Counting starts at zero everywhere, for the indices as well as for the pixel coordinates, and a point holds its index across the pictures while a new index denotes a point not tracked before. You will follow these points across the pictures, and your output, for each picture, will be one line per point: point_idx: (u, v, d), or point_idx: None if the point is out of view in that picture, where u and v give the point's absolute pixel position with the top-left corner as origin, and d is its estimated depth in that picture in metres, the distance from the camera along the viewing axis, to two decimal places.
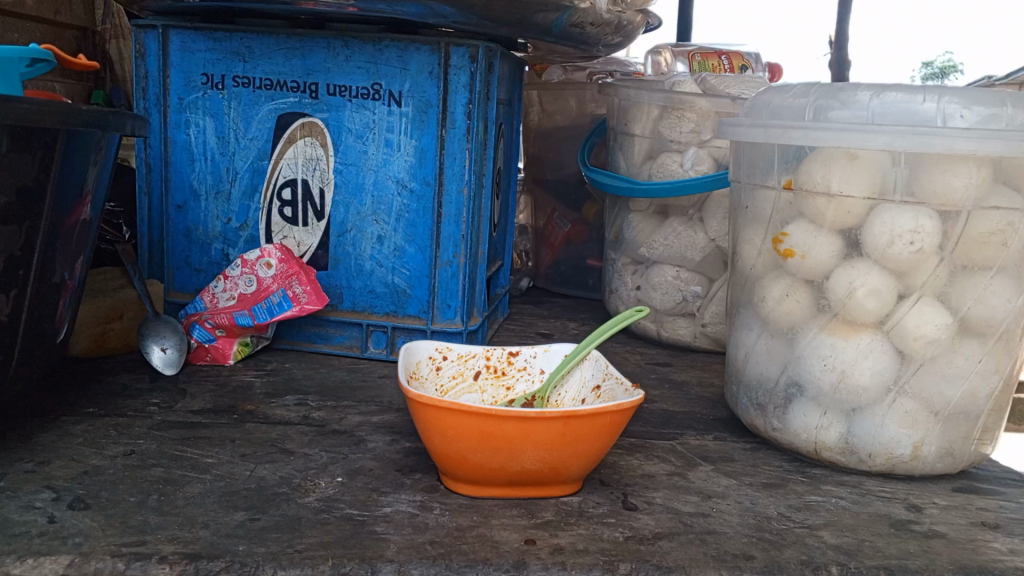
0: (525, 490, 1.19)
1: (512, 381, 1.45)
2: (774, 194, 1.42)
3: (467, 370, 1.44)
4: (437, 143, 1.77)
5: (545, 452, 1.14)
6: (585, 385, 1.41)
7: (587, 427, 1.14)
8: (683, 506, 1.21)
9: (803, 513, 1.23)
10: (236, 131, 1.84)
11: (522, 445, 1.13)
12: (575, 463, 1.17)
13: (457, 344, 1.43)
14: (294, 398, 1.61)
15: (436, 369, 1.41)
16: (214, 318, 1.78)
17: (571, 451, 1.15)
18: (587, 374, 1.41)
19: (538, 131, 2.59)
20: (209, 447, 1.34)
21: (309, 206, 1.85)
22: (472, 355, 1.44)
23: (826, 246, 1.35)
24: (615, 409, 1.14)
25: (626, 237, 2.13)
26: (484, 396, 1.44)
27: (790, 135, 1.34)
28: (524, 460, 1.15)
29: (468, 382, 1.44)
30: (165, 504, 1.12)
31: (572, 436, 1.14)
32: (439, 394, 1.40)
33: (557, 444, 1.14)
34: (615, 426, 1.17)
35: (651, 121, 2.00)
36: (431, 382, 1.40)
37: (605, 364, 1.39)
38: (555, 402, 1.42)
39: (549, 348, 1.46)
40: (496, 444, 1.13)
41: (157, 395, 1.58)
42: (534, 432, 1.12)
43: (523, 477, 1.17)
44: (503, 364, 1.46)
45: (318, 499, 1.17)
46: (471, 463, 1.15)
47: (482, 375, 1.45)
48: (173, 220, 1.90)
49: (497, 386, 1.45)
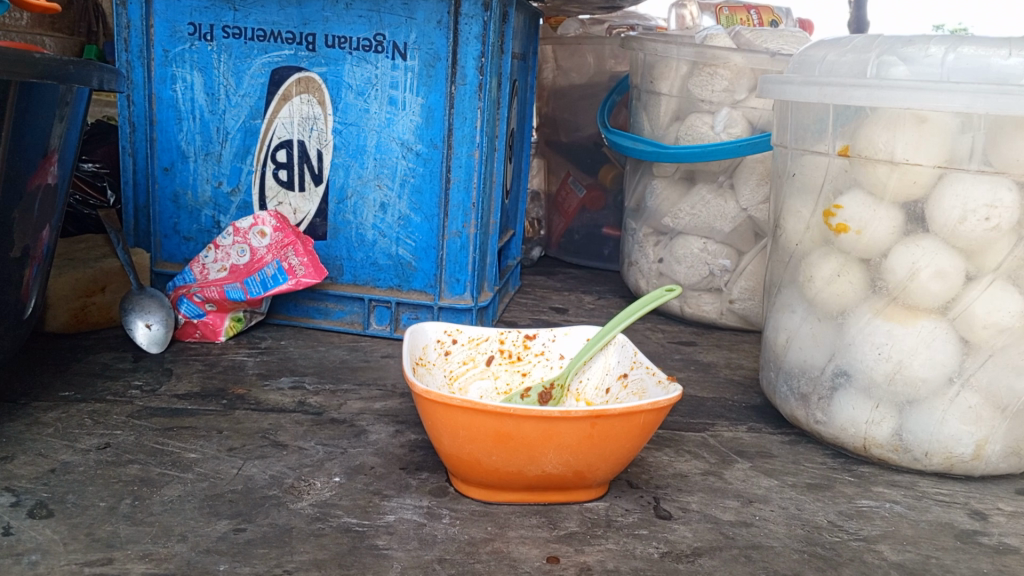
0: (544, 495, 1.06)
1: (528, 367, 1.31)
2: (826, 160, 1.26)
3: (479, 355, 1.29)
4: (445, 101, 1.61)
5: (569, 455, 1.01)
6: (610, 373, 1.26)
7: (618, 427, 1.00)
8: (723, 514, 1.08)
9: (856, 522, 1.10)
10: (227, 87, 1.67)
11: (543, 448, 1.00)
12: (603, 466, 1.04)
13: (468, 326, 1.28)
14: (290, 380, 1.48)
15: (445, 354, 1.27)
16: (203, 292, 1.64)
17: (598, 454, 1.02)
18: (612, 361, 1.27)
19: (552, 89, 2.42)
20: (194, 440, 1.21)
21: (305, 169, 1.69)
22: (484, 338, 1.30)
23: (885, 221, 1.20)
24: (650, 407, 1.00)
25: (648, 205, 1.97)
26: (497, 383, 1.30)
27: (850, 94, 1.17)
28: (545, 463, 1.01)
29: (480, 368, 1.30)
30: (139, 512, 0.99)
31: (601, 438, 1.00)
32: (448, 381, 1.27)
33: (583, 446, 1.00)
34: (650, 426, 1.03)
35: (679, 79, 1.83)
36: (439, 368, 1.26)
37: (633, 350, 1.24)
38: (576, 391, 1.28)
39: (569, 331, 1.31)
40: (514, 446, 0.99)
41: (139, 377, 1.45)
42: (558, 433, 0.98)
43: (543, 481, 1.04)
44: (519, 348, 1.31)
45: (313, 504, 1.04)
46: (486, 466, 1.02)
47: (495, 361, 1.31)
48: (159, 183, 1.75)
49: (512, 372, 1.31)
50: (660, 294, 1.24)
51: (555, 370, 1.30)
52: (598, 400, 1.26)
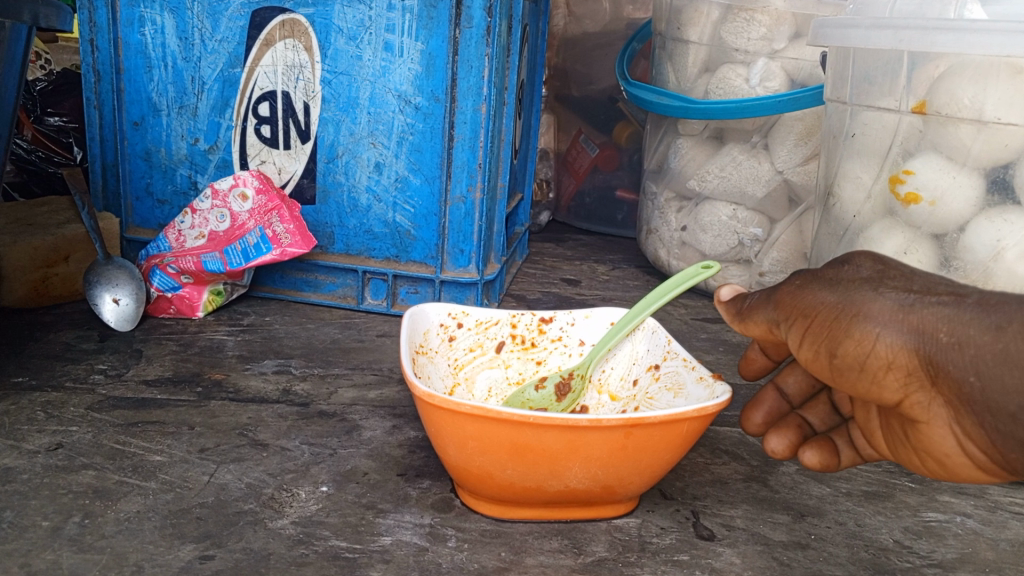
0: (568, 510, 0.91)
1: (543, 354, 1.15)
2: (894, 119, 1.08)
3: (488, 341, 1.13)
4: (448, 47, 1.42)
5: (598, 470, 0.85)
6: (639, 363, 1.10)
7: (656, 437, 0.84)
8: (773, 533, 0.94)
9: (926, 542, 0.95)
10: (202, 31, 1.48)
11: (568, 462, 0.84)
12: (636, 480, 0.88)
13: (476, 308, 1.11)
14: (274, 363, 1.32)
15: (449, 340, 1.10)
16: (178, 263, 1.46)
17: (631, 467, 0.86)
18: (641, 349, 1.10)
19: (563, 38, 2.22)
20: (160, 439, 1.05)
21: (291, 124, 1.51)
22: (494, 322, 1.13)
23: (964, 190, 1.04)
24: (696, 415, 0.84)
25: (671, 166, 1.79)
26: (508, 373, 1.14)
27: (934, 38, 0.98)
28: (569, 478, 0.86)
29: (489, 356, 1.13)
30: (88, 534, 0.84)
31: (635, 449, 0.84)
32: (452, 371, 1.10)
33: (615, 458, 0.85)
34: (693, 434, 0.87)
35: (710, 25, 1.63)
36: (442, 356, 1.10)
37: (666, 336, 1.07)
38: (598, 382, 1.12)
39: (590, 314, 1.14)
40: (534, 460, 0.83)
41: (104, 359, 1.29)
42: (586, 445, 0.82)
43: (566, 497, 0.88)
44: (533, 333, 1.15)
45: (295, 522, 0.88)
46: (499, 481, 0.86)
47: (506, 347, 1.14)
48: (129, 139, 1.56)
49: (524, 360, 1.15)
50: (696, 272, 1.02)
51: (573, 357, 1.14)
52: (623, 393, 1.10)
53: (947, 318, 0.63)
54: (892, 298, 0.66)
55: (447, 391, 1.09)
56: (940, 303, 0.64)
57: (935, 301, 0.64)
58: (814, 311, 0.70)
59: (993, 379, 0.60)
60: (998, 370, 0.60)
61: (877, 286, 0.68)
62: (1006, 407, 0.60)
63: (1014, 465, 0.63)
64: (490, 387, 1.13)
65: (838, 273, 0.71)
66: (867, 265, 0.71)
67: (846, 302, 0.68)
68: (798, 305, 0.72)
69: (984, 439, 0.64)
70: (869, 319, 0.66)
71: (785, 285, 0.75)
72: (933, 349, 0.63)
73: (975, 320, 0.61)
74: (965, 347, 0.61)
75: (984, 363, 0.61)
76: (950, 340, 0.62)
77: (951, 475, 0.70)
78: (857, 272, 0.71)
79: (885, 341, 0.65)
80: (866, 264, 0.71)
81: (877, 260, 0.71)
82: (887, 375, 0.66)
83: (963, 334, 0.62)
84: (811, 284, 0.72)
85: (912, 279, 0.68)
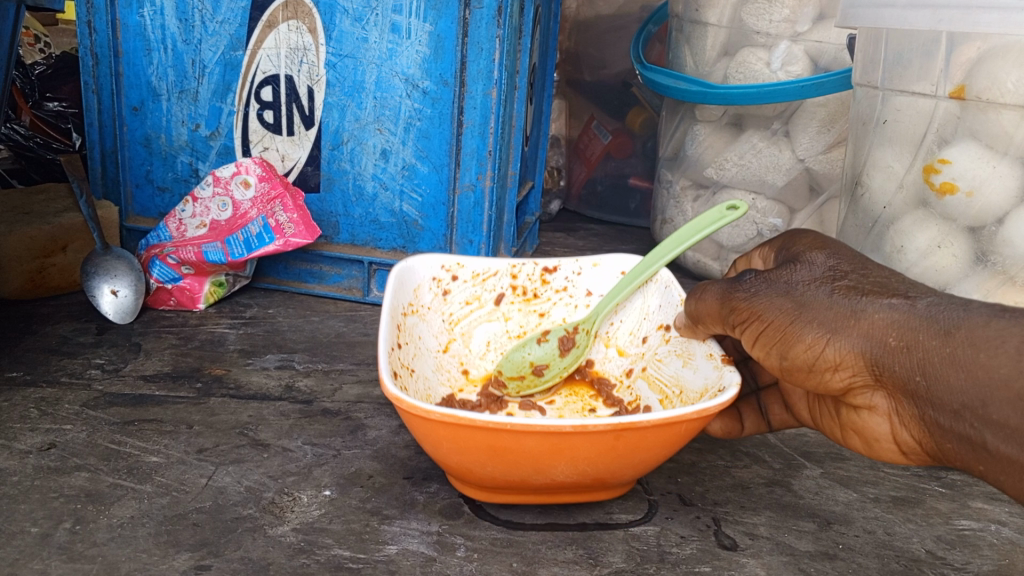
0: (561, 494, 0.87)
1: (546, 306, 1.11)
2: (930, 104, 1.02)
3: (486, 294, 1.09)
4: (457, 28, 1.36)
5: (586, 467, 0.80)
6: (650, 317, 1.05)
7: (649, 436, 0.78)
8: (799, 542, 0.89)
9: (960, 552, 0.90)
10: (203, 12, 1.43)
11: (552, 461, 0.78)
12: (629, 472, 0.83)
13: (470, 260, 1.07)
14: (277, 358, 1.27)
15: (443, 294, 1.07)
16: (178, 253, 1.42)
17: (623, 463, 0.81)
18: (653, 302, 1.05)
19: (575, 22, 2.17)
20: (157, 438, 1.01)
21: (294, 109, 1.46)
22: (492, 273, 1.09)
23: (1004, 181, 0.99)
24: (695, 416, 0.78)
25: (687, 153, 1.73)
26: (509, 325, 1.11)
27: (976, 18, 0.91)
28: (554, 473, 0.81)
29: (488, 309, 1.10)
30: (80, 541, 0.80)
31: (627, 448, 0.79)
32: (448, 327, 1.07)
33: (604, 456, 0.79)
34: (690, 432, 0.81)
35: (730, 7, 1.58)
36: (436, 312, 1.06)
37: (677, 292, 1.01)
38: (606, 336, 1.08)
39: (597, 263, 1.10)
40: (515, 459, 0.78)
41: (102, 354, 1.24)
42: (571, 447, 0.77)
43: (556, 487, 0.83)
44: (535, 284, 1.11)
45: (296, 529, 0.84)
46: (482, 474, 0.82)
47: (506, 299, 1.11)
48: (128, 125, 1.52)
49: (526, 312, 1.12)
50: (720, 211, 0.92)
51: (577, 304, 1.10)
52: (631, 349, 1.07)
53: (895, 324, 0.68)
54: (844, 302, 0.70)
55: (441, 347, 1.06)
56: (891, 306, 0.69)
57: (884, 305, 0.69)
58: (769, 316, 0.74)
59: (939, 380, 0.65)
60: (944, 370, 0.65)
61: (833, 286, 0.72)
62: (950, 405, 0.65)
63: (943, 452, 0.69)
64: (488, 341, 1.10)
65: (793, 275, 0.75)
66: (820, 262, 0.76)
67: (803, 309, 0.72)
68: (756, 307, 0.75)
69: (920, 428, 0.69)
70: (821, 327, 0.71)
71: (737, 286, 0.78)
72: (880, 352, 0.68)
73: (927, 326, 0.66)
74: (913, 350, 0.66)
75: (930, 364, 0.66)
76: (899, 344, 0.67)
77: (874, 453, 0.78)
78: (812, 272, 0.75)
79: (835, 345, 0.70)
80: (821, 253, 0.77)
81: (831, 256, 0.76)
82: (835, 375, 0.71)
83: (911, 338, 0.67)
84: (768, 285, 0.76)
85: (866, 278, 0.72)
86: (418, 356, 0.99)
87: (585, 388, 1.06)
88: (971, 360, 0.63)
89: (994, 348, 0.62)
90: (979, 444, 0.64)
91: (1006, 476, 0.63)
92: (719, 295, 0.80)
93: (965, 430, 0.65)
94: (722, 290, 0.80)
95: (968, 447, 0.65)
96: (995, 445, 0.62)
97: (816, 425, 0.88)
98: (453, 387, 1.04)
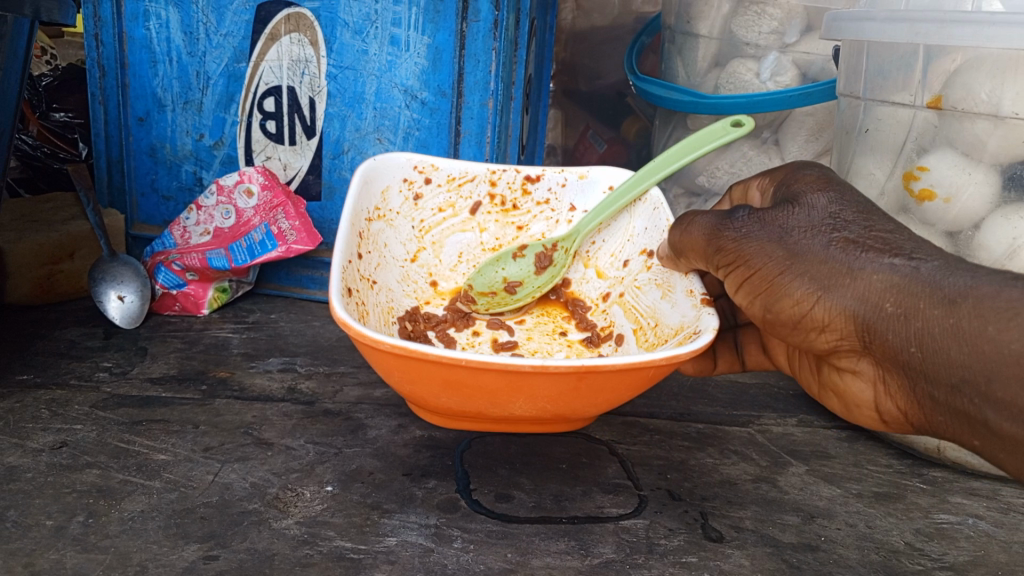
0: (519, 426, 0.85)
1: (525, 218, 1.16)
2: (909, 113, 1.07)
3: (461, 202, 1.15)
4: (454, 40, 1.40)
5: (545, 405, 0.77)
6: (633, 240, 1.10)
7: (613, 379, 0.75)
8: (783, 535, 0.92)
9: (938, 543, 0.93)
10: (207, 25, 1.46)
11: (509, 397, 0.76)
12: (590, 409, 0.80)
13: (444, 164, 1.13)
14: (279, 361, 1.31)
15: (415, 199, 1.13)
16: (183, 260, 1.46)
17: (583, 402, 0.78)
18: (639, 224, 1.09)
19: (571, 33, 2.19)
20: (165, 437, 1.04)
21: (296, 119, 1.50)
22: (469, 179, 1.14)
23: (981, 188, 1.02)
24: (663, 362, 0.75)
25: (680, 162, 1.77)
26: (483, 237, 1.17)
27: (950, 31, 0.95)
28: (512, 408, 0.78)
29: (462, 218, 1.16)
30: (92, 533, 0.83)
31: (589, 389, 0.75)
32: (418, 234, 1.14)
33: (565, 396, 0.76)
34: (657, 374, 0.78)
35: (721, 18, 1.61)
36: (406, 218, 1.13)
37: (666, 216, 1.03)
38: (586, 256, 1.14)
39: (585, 175, 1.14)
40: (472, 393, 0.76)
41: (109, 357, 1.28)
42: (530, 386, 0.73)
43: (513, 418, 0.81)
44: (514, 194, 1.16)
45: (300, 522, 0.88)
46: (438, 403, 0.80)
47: (483, 209, 1.16)
48: (134, 135, 1.56)
49: (503, 224, 1.17)
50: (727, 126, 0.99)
51: (557, 219, 1.15)
52: (610, 272, 1.12)
53: (893, 288, 0.70)
54: (842, 256, 0.73)
55: (409, 257, 1.14)
56: (891, 268, 0.71)
57: (882, 266, 0.71)
58: (759, 263, 0.78)
59: (937, 353, 0.68)
60: (945, 343, 0.67)
61: (831, 238, 0.75)
62: (949, 380, 0.67)
63: (927, 421, 0.73)
64: (460, 251, 1.16)
65: (790, 218, 0.78)
66: (820, 207, 0.78)
67: (795, 260, 0.76)
68: (744, 249, 0.79)
69: (908, 397, 0.73)
70: (812, 282, 0.74)
71: (728, 226, 0.81)
72: (873, 316, 0.71)
73: (932, 297, 0.68)
74: (910, 319, 0.69)
75: (928, 336, 0.68)
76: (896, 311, 0.70)
77: (850, 415, 0.84)
78: (810, 218, 0.77)
79: (824, 303, 0.74)
80: (821, 198, 0.78)
81: (834, 202, 0.78)
82: (824, 334, 0.76)
83: (910, 305, 0.69)
84: (761, 228, 0.79)
85: (869, 232, 0.74)
86: (383, 262, 1.07)
87: (558, 308, 1.13)
88: (977, 334, 0.65)
89: (1005, 321, 0.63)
90: (979, 420, 0.66)
91: (1006, 454, 0.65)
92: (708, 231, 0.84)
93: (962, 405, 0.67)
94: (712, 225, 0.83)
95: (965, 421, 0.68)
96: (997, 422, 0.64)
97: (790, 373, 0.95)
98: (419, 299, 1.12)
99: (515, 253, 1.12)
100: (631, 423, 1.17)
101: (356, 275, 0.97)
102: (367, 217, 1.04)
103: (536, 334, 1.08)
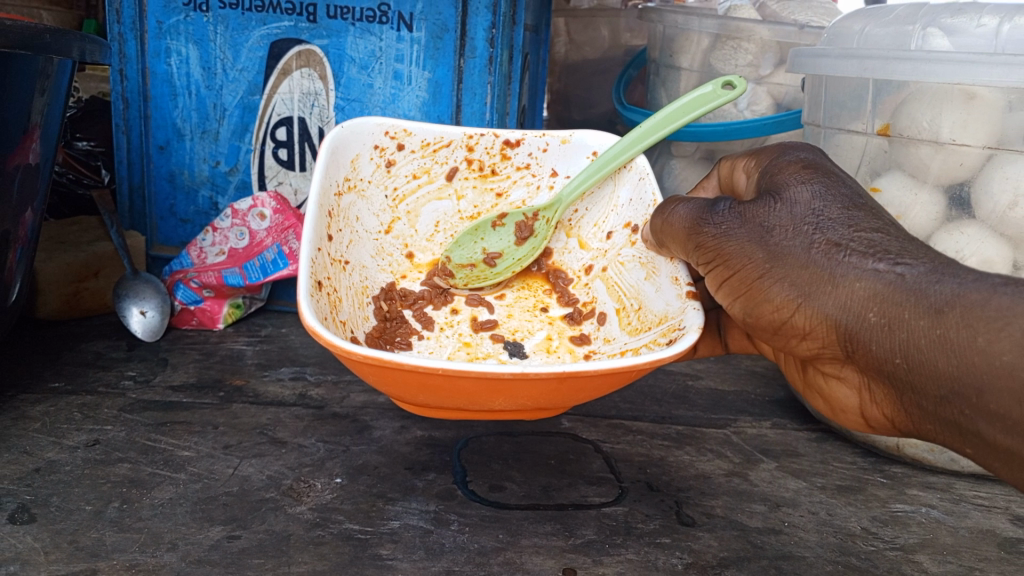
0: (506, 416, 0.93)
1: (504, 182, 1.26)
2: (862, 139, 1.18)
3: (439, 168, 1.24)
4: (453, 75, 1.53)
5: (529, 400, 0.86)
6: (617, 210, 1.20)
7: (592, 381, 0.84)
8: (750, 521, 1.02)
9: (892, 529, 1.03)
10: (224, 61, 1.58)
11: (490, 397, 0.85)
12: (572, 400, 0.90)
13: (416, 131, 1.20)
14: (290, 371, 1.41)
15: (387, 168, 1.21)
16: (201, 277, 1.57)
17: (562, 397, 0.87)
18: (624, 194, 1.19)
19: (564, 65, 2.35)
20: (188, 436, 1.14)
21: (306, 148, 1.62)
22: (444, 145, 1.23)
23: (927, 207, 1.13)
24: (645, 364, 0.83)
25: (664, 186, 1.87)
26: (461, 203, 1.26)
27: (894, 67, 1.07)
28: (494, 403, 0.87)
29: (438, 185, 1.25)
30: (127, 516, 0.93)
31: (570, 389, 0.84)
32: (392, 203, 1.23)
33: (546, 393, 0.85)
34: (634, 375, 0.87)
35: (701, 52, 1.73)
36: (379, 186, 1.22)
37: (652, 188, 1.13)
38: (568, 224, 1.25)
39: (569, 139, 1.23)
40: (451, 395, 0.85)
41: (133, 367, 1.38)
42: (509, 389, 0.83)
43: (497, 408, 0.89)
44: (494, 160, 1.25)
45: (313, 509, 0.97)
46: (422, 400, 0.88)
47: (461, 174, 1.25)
48: (155, 162, 1.67)
49: (481, 190, 1.26)
50: (718, 90, 1.08)
51: (537, 185, 1.26)
52: (593, 243, 1.23)
53: (875, 296, 0.71)
54: (825, 262, 0.74)
55: (384, 228, 1.23)
56: (874, 276, 0.71)
57: (863, 274, 0.72)
58: (742, 264, 0.81)
59: (925, 363, 0.67)
60: (932, 353, 0.66)
61: (814, 242, 0.76)
62: (937, 392, 0.67)
63: (918, 428, 0.74)
64: (437, 219, 1.26)
65: (774, 215, 0.80)
66: (802, 205, 0.80)
67: (775, 262, 0.78)
68: (724, 248, 0.83)
69: (894, 404, 0.75)
70: (790, 288, 0.77)
71: (710, 226, 0.85)
72: (855, 325, 0.72)
73: (918, 307, 0.67)
74: (894, 329, 0.69)
75: (916, 347, 0.68)
76: (879, 321, 0.70)
77: (840, 419, 0.86)
78: (792, 214, 0.79)
79: (805, 309, 0.76)
80: (805, 194, 0.80)
81: (819, 200, 0.80)
82: (808, 338, 0.78)
83: (891, 315, 0.69)
84: (743, 227, 0.82)
85: (855, 236, 0.75)
86: (359, 234, 1.16)
87: (539, 281, 1.23)
88: (964, 345, 0.64)
89: (995, 331, 0.62)
90: (972, 430, 0.65)
91: (998, 462, 0.64)
92: (692, 227, 0.89)
93: (952, 416, 0.67)
94: (695, 218, 0.89)
95: (956, 430, 0.67)
96: (990, 433, 0.63)
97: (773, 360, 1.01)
98: (396, 273, 1.22)
99: (495, 223, 1.21)
100: (616, 424, 1.27)
101: (329, 260, 1.04)
102: (338, 190, 1.12)
103: (517, 310, 1.19)
